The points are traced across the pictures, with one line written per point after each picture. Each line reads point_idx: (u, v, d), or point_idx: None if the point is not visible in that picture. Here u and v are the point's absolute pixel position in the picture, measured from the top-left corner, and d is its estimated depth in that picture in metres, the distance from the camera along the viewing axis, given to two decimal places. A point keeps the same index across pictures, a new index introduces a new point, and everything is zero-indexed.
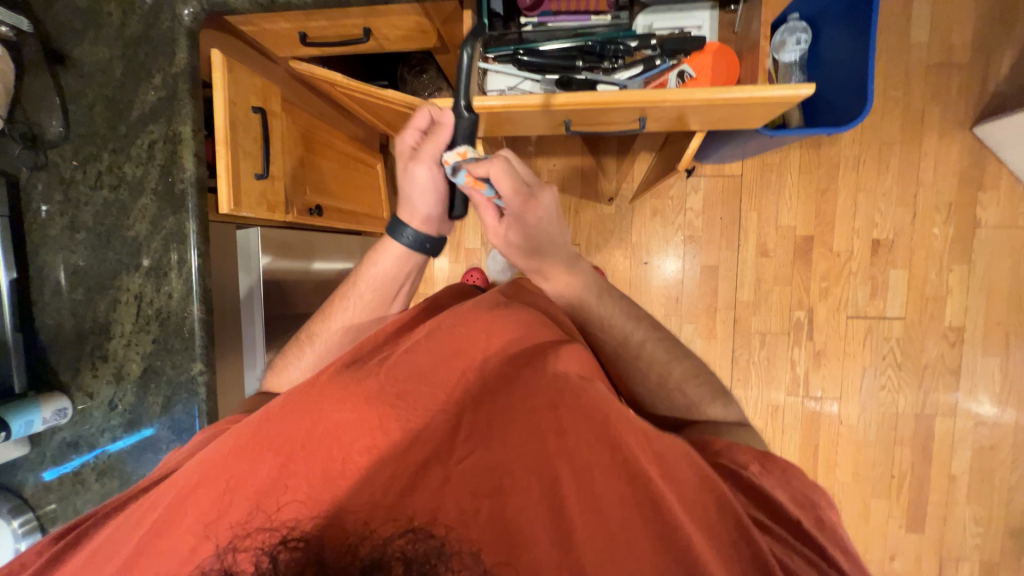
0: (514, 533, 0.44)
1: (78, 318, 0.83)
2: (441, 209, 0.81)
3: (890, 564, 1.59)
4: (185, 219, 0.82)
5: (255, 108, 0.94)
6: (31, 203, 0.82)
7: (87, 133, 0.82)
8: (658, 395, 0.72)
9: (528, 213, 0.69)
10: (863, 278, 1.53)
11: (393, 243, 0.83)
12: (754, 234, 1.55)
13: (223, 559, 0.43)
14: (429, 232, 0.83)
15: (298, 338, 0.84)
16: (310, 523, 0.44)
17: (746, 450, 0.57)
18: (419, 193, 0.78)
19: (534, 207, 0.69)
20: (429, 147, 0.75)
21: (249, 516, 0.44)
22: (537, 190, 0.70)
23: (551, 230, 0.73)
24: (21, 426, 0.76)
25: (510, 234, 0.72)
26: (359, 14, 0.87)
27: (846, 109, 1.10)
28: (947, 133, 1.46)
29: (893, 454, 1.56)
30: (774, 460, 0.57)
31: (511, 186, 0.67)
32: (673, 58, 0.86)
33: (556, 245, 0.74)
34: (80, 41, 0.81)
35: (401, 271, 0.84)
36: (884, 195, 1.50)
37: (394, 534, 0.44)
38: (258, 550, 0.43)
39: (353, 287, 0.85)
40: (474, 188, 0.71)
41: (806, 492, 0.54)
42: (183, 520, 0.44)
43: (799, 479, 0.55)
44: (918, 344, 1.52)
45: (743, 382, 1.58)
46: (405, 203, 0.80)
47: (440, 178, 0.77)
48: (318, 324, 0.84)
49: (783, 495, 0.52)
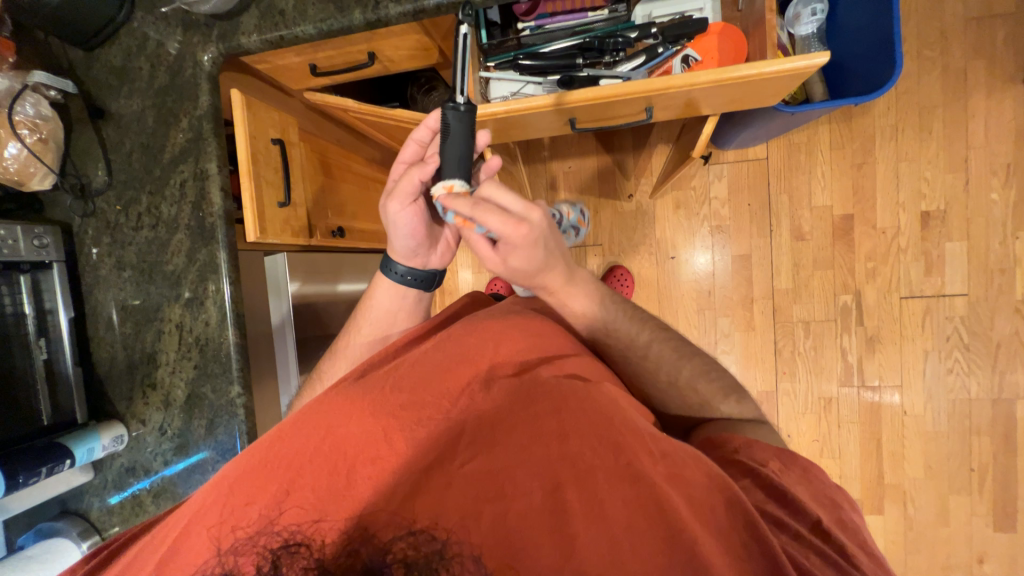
0: (515, 539, 0.44)
1: (129, 350, 0.89)
2: (424, 245, 0.78)
3: (980, 568, 1.43)
4: (215, 250, 0.87)
5: (275, 140, 0.99)
6: (84, 246, 0.89)
7: (127, 178, 0.89)
8: (682, 389, 0.70)
9: (524, 242, 0.57)
10: (914, 255, 1.41)
11: (383, 279, 0.82)
12: (786, 218, 1.47)
13: (225, 563, 0.43)
14: (416, 267, 0.81)
15: (311, 379, 0.84)
16: (314, 530, 0.45)
17: (762, 444, 0.57)
18: (400, 230, 0.74)
19: (529, 235, 0.57)
20: (405, 184, 0.69)
21: (254, 521, 0.45)
22: (526, 213, 0.58)
23: (545, 255, 0.61)
24: (83, 453, 0.82)
25: (512, 261, 0.61)
26: (362, 40, 0.90)
27: (872, 77, 1.03)
28: (996, 90, 1.34)
29: (970, 444, 1.42)
30: (794, 457, 0.56)
31: (499, 223, 0.55)
32: (676, 44, 0.83)
33: (553, 262, 0.64)
34: (117, 95, 0.88)
35: (394, 307, 0.83)
36: (930, 163, 1.39)
37: (396, 537, 0.44)
38: (262, 552, 0.44)
39: (356, 325, 0.85)
40: (464, 229, 0.59)
41: (830, 492, 0.53)
42: (198, 535, 0.45)
43: (822, 479, 0.54)
44: (986, 321, 1.39)
45: (790, 375, 1.49)
46: (393, 242, 0.77)
47: (420, 215, 0.74)
48: (324, 360, 0.85)
49: (803, 492, 0.52)
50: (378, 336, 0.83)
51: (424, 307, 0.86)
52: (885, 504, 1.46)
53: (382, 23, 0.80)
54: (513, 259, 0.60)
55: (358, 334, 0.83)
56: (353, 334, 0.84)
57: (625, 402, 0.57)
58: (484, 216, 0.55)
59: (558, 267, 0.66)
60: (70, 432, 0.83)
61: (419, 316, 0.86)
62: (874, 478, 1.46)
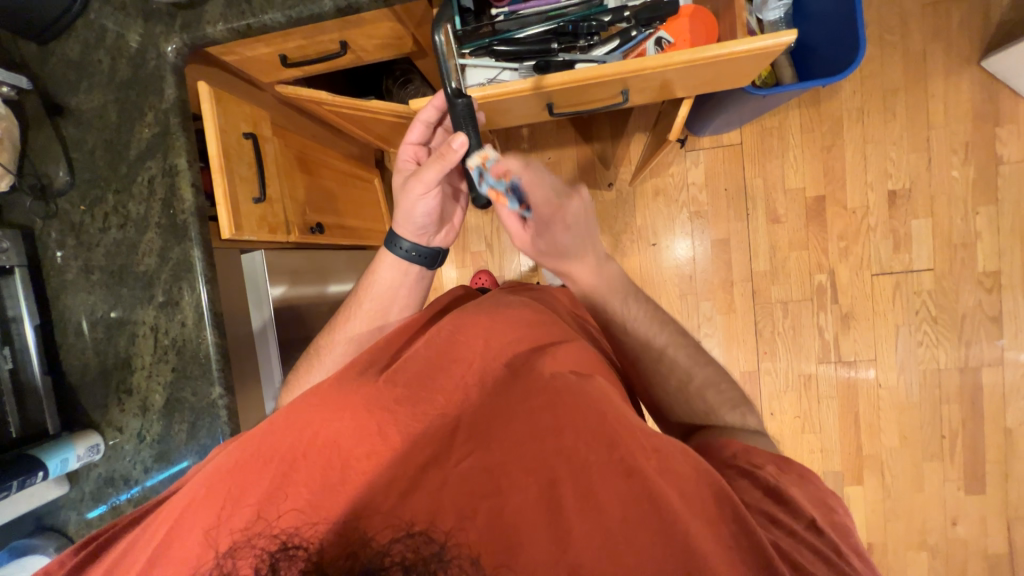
0: (513, 534, 0.44)
1: (102, 356, 0.86)
2: (436, 223, 0.82)
3: (953, 530, 1.50)
4: (189, 248, 0.84)
5: (246, 134, 0.97)
6: (48, 250, 0.85)
7: (92, 178, 0.85)
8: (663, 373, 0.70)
9: (555, 219, 0.68)
10: (884, 232, 1.47)
11: (389, 254, 0.84)
12: (762, 202, 1.51)
13: (223, 565, 0.42)
14: (422, 243, 0.83)
15: (308, 352, 0.84)
16: (310, 533, 0.44)
17: (761, 451, 0.57)
18: (415, 211, 0.78)
19: (563, 213, 0.69)
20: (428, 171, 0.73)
21: (250, 523, 0.44)
22: (560, 197, 0.68)
23: (574, 237, 0.72)
24: (57, 465, 0.78)
25: (538, 240, 0.71)
26: (333, 28, 0.88)
27: (838, 60, 1.06)
28: (954, 71, 1.40)
29: (941, 413, 1.48)
30: (793, 465, 0.56)
31: (539, 198, 0.66)
32: (648, 27, 0.84)
33: (582, 247, 0.74)
34: (76, 91, 0.85)
35: (398, 287, 0.84)
36: (895, 143, 1.44)
37: (393, 540, 0.43)
38: (258, 554, 0.43)
39: (358, 304, 0.84)
40: (498, 201, 0.69)
41: (823, 496, 0.53)
42: (189, 532, 0.45)
43: (816, 484, 0.54)
44: (952, 294, 1.45)
45: (771, 355, 1.53)
46: (405, 220, 0.80)
47: (437, 198, 0.78)
48: (321, 338, 0.84)
49: (802, 495, 0.52)
50: (375, 318, 0.83)
51: (424, 284, 0.87)
52: (864, 475, 1.52)
53: (354, 9, 0.79)
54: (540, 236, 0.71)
55: (357, 315, 0.83)
56: (354, 313, 0.84)
57: (617, 395, 0.59)
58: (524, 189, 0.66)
59: (588, 257, 0.75)
60: (41, 444, 0.80)
61: (416, 303, 0.87)
62: (853, 449, 1.52)
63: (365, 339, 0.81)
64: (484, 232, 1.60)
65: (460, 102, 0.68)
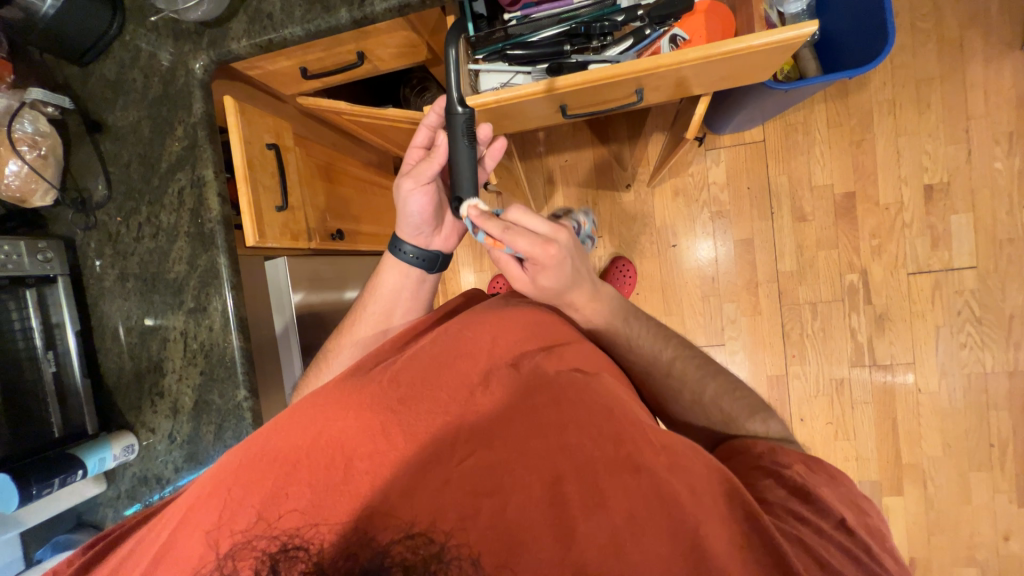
0: (515, 534, 0.44)
1: (136, 359, 0.90)
2: (432, 225, 0.82)
3: (1006, 546, 1.40)
4: (215, 255, 0.88)
5: (269, 144, 1.00)
6: (88, 259, 0.90)
7: (127, 190, 0.90)
8: (678, 379, 0.69)
9: (553, 262, 0.61)
10: (920, 229, 1.40)
11: (393, 258, 0.85)
12: (787, 199, 1.46)
13: (224, 566, 0.43)
14: (424, 246, 0.84)
15: (318, 357, 0.85)
16: (313, 534, 0.44)
17: (788, 451, 0.57)
18: (409, 210, 0.79)
19: (557, 253, 0.60)
20: (421, 169, 0.76)
21: (251, 524, 0.45)
22: (553, 233, 0.62)
23: (572, 271, 0.64)
24: (95, 463, 0.82)
25: (541, 279, 0.64)
26: (350, 39, 0.90)
27: (864, 50, 1.02)
28: (993, 58, 1.33)
29: (988, 419, 1.39)
30: (820, 465, 0.56)
31: (529, 244, 0.59)
32: (663, 25, 0.83)
33: (579, 276, 0.67)
34: (113, 108, 0.90)
35: (409, 292, 0.85)
36: (930, 136, 1.38)
37: (395, 540, 0.44)
38: (258, 556, 0.43)
39: (363, 307, 0.85)
40: (494, 247, 0.63)
41: (853, 496, 0.53)
42: (191, 530, 0.46)
43: (845, 484, 0.54)
44: (998, 293, 1.37)
45: (800, 358, 1.47)
46: (402, 221, 0.81)
47: (430, 200, 0.79)
48: (330, 341, 0.86)
49: (829, 495, 0.52)
50: (380, 321, 0.84)
51: (427, 288, 0.88)
52: (904, 485, 1.44)
53: (369, 20, 0.81)
54: (542, 277, 0.63)
55: (362, 319, 0.84)
56: (362, 316, 0.85)
57: (626, 395, 0.58)
58: (512, 238, 0.60)
59: (585, 285, 0.68)
60: (81, 443, 0.84)
61: (421, 308, 0.88)
62: (892, 457, 1.44)
63: (370, 340, 0.82)
64: None
65: (461, 116, 0.71)
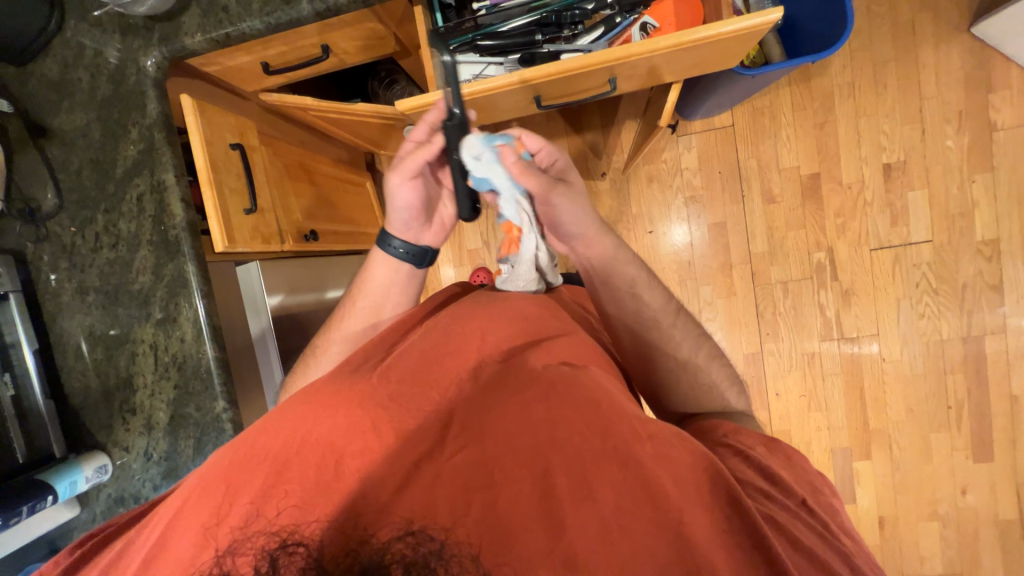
0: (505, 528, 0.44)
1: (103, 376, 0.85)
2: (420, 222, 0.80)
3: (963, 499, 1.51)
4: (183, 264, 0.84)
5: (233, 145, 0.96)
6: (41, 273, 0.85)
7: (80, 198, 0.84)
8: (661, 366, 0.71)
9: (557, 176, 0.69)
10: (880, 207, 1.46)
11: (381, 253, 0.83)
12: (756, 182, 1.50)
13: (223, 564, 0.41)
14: (411, 241, 0.82)
15: (305, 352, 0.84)
16: (310, 529, 0.42)
17: (751, 434, 0.61)
18: (395, 205, 0.77)
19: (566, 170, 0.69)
20: (407, 164, 0.73)
21: (247, 520, 0.44)
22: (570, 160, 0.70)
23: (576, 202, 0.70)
24: (66, 487, 0.78)
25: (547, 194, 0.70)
26: (313, 32, 0.87)
27: (826, 35, 1.05)
28: (944, 40, 1.38)
29: (945, 383, 1.48)
30: (780, 448, 0.60)
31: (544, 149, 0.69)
32: (633, 13, 0.84)
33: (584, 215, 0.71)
34: (58, 111, 0.84)
35: (392, 288, 0.84)
36: (887, 116, 1.43)
37: (393, 537, 0.42)
38: (257, 553, 0.41)
39: (351, 306, 0.83)
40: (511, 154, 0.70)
41: (809, 477, 0.57)
42: (186, 529, 0.44)
43: (803, 465, 0.58)
44: (952, 264, 1.45)
45: (773, 335, 1.53)
46: (390, 215, 0.78)
47: (416, 196, 0.76)
48: (317, 338, 0.85)
49: (788, 475, 0.55)
50: (366, 317, 0.82)
51: (416, 286, 0.86)
52: (872, 450, 1.52)
53: (333, 11, 0.78)
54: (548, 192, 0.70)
55: (351, 315, 0.83)
56: (347, 313, 0.84)
57: (612, 385, 0.60)
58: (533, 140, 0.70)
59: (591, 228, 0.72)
60: (49, 467, 0.79)
61: (409, 302, 0.86)
62: (860, 424, 1.52)
63: (361, 336, 0.81)
64: (479, 229, 1.59)
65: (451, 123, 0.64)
